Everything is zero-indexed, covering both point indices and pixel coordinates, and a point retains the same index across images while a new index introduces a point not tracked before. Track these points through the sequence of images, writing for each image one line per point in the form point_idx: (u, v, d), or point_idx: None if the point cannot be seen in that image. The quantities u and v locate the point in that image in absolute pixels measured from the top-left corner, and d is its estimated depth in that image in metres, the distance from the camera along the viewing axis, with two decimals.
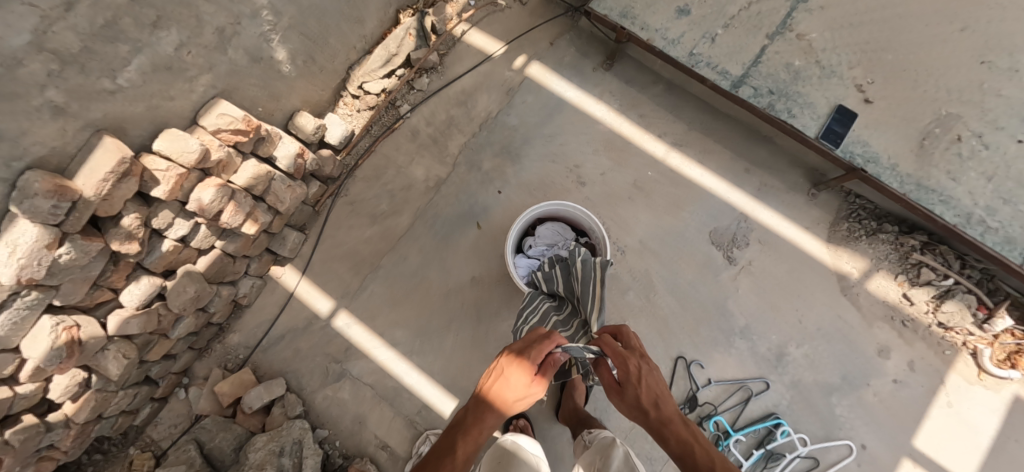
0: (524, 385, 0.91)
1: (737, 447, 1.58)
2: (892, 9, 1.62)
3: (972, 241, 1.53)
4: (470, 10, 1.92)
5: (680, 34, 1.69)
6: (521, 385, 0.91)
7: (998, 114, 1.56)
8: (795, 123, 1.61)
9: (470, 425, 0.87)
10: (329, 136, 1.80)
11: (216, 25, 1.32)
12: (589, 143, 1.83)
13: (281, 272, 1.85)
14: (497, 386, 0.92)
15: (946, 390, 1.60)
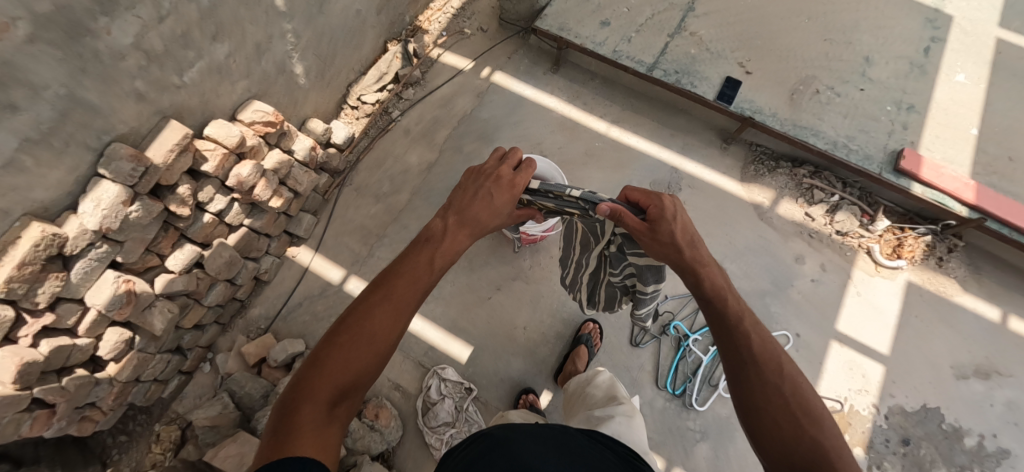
0: (499, 208, 1.01)
1: (697, 346, 1.90)
2: (752, 11, 2.23)
3: (843, 162, 1.98)
4: (443, 38, 2.45)
5: (604, 39, 2.21)
6: (496, 207, 1.01)
7: (842, 73, 2.11)
8: (698, 91, 2.10)
9: (445, 241, 0.94)
10: (335, 137, 2.18)
11: (255, 41, 1.76)
12: (546, 126, 2.28)
13: (296, 252, 2.19)
14: (477, 204, 0.99)
15: (853, 282, 1.97)
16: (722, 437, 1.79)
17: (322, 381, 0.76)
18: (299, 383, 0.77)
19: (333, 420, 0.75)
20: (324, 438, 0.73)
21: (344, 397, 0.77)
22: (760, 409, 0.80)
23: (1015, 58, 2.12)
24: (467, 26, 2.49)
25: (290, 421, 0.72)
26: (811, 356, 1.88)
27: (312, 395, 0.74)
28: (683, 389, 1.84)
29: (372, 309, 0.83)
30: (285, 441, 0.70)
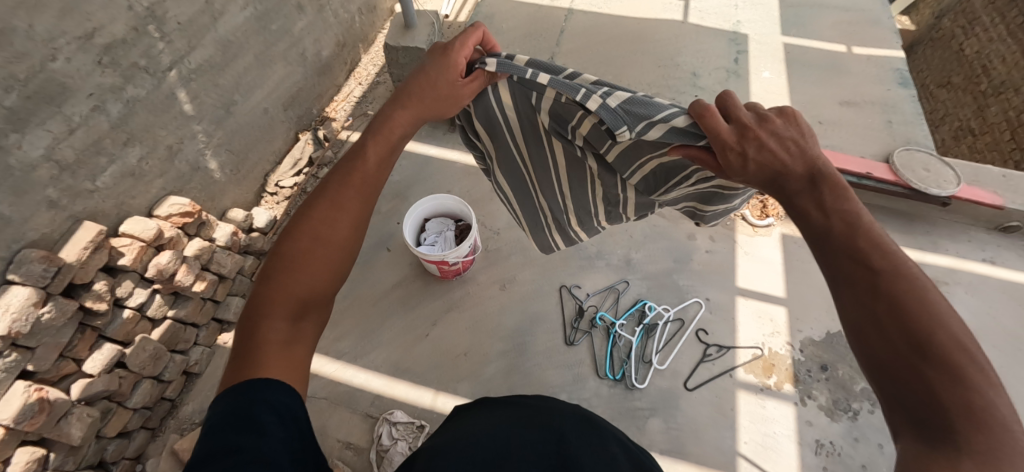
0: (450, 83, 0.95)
1: (625, 330, 2.00)
2: (598, 58, 2.76)
3: None
4: (349, 121, 2.80)
5: None
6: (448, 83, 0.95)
7: (679, 87, 2.60)
8: None
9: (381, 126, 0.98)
10: (257, 222, 2.34)
11: (167, 144, 1.94)
12: (454, 175, 2.53)
13: (228, 338, 2.20)
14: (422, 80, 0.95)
15: (740, 245, 2.22)
16: (670, 408, 1.84)
17: (280, 298, 0.84)
18: (256, 304, 0.84)
19: (299, 330, 0.85)
20: (292, 349, 0.83)
21: (304, 312, 0.87)
22: (867, 330, 0.65)
23: (800, 54, 2.73)
24: (370, 108, 2.87)
25: (254, 335, 0.80)
26: (724, 314, 2.04)
27: (274, 311, 0.83)
28: (622, 373, 1.91)
29: (326, 216, 0.92)
30: (251, 356, 0.78)
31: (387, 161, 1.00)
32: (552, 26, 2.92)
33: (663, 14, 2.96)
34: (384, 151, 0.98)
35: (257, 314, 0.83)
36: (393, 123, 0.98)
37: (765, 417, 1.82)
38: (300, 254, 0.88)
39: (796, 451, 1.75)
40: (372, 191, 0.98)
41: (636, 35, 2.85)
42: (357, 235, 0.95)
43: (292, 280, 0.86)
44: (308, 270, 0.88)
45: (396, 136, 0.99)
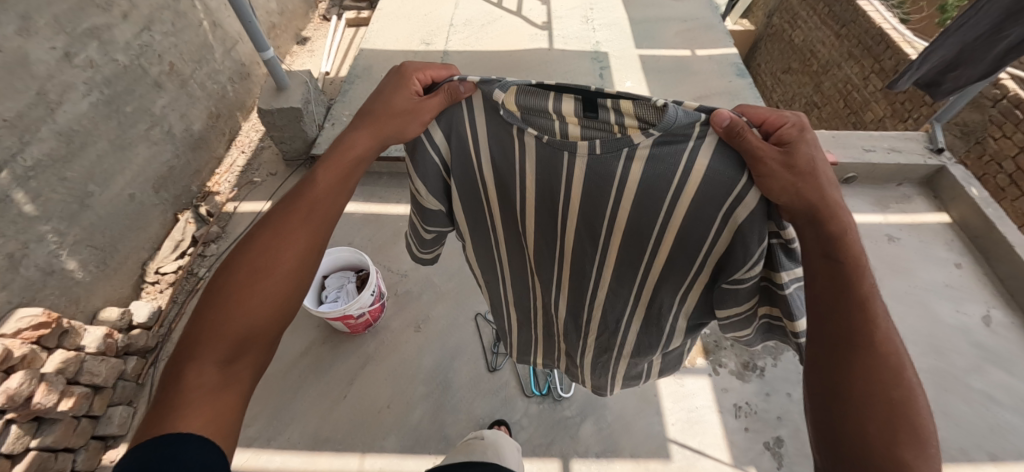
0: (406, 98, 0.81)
1: None
2: None
3: None
4: (235, 192, 2.68)
5: None
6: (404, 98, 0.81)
7: None
8: None
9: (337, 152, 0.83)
10: (136, 317, 2.12)
11: (6, 252, 1.74)
12: (353, 226, 2.47)
13: (114, 456, 1.90)
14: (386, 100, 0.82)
15: None
16: (598, 410, 1.86)
17: (207, 342, 0.69)
18: (180, 349, 0.69)
19: (231, 377, 0.69)
20: (221, 399, 0.67)
21: (238, 353, 0.71)
22: (861, 419, 0.59)
23: (654, 63, 3.05)
24: (257, 175, 2.76)
25: (174, 385, 0.65)
26: None
27: (198, 358, 0.67)
28: (547, 386, 1.90)
29: (279, 238, 0.76)
30: (170, 405, 0.64)
31: (340, 190, 0.83)
32: None
33: (531, 45, 3.20)
34: (338, 183, 0.82)
35: (179, 362, 0.68)
36: (349, 149, 0.82)
37: (686, 394, 1.90)
38: (232, 291, 0.72)
39: (718, 419, 1.84)
40: (325, 225, 0.81)
41: (509, 66, 3.04)
42: (311, 266, 0.79)
43: (225, 319, 0.71)
44: (241, 309, 0.71)
45: (353, 161, 0.83)
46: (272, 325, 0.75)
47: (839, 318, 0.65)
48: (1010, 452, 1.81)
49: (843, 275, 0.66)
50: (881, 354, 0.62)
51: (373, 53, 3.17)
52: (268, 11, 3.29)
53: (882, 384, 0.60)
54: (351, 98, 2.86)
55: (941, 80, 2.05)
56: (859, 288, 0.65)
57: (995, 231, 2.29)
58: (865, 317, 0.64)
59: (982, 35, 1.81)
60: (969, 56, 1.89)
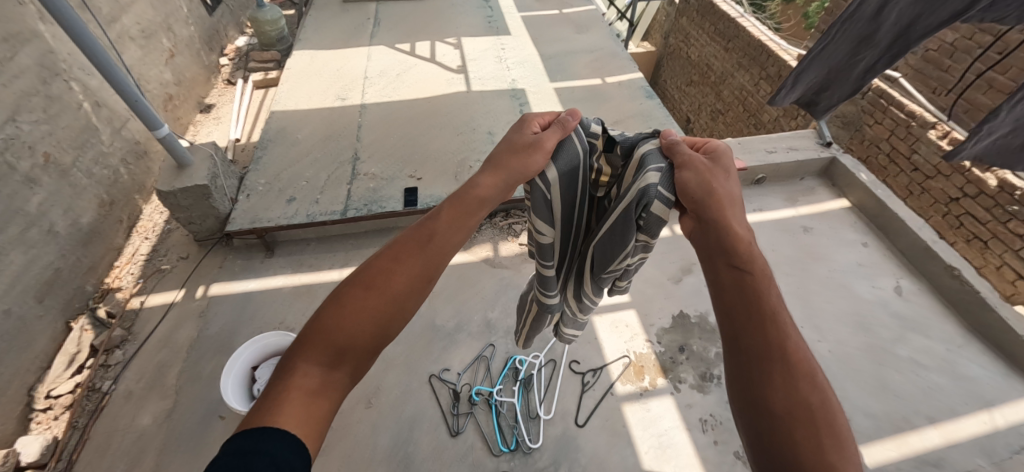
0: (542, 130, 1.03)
1: (505, 395, 1.94)
2: (400, 140, 2.84)
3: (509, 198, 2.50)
4: (139, 285, 2.39)
5: (293, 210, 2.44)
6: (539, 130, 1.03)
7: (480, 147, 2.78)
8: (387, 208, 2.43)
9: (468, 184, 0.97)
10: (25, 457, 1.78)
11: None
12: (283, 301, 2.28)
13: None
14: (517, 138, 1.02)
15: None
16: (570, 454, 1.80)
17: (319, 343, 0.74)
18: (296, 341, 0.76)
19: (329, 384, 0.73)
20: (316, 403, 0.70)
21: (342, 362, 0.75)
22: (784, 423, 0.63)
23: (569, 94, 3.18)
24: (165, 262, 2.49)
25: (285, 377, 0.71)
26: (587, 338, 2.12)
27: (307, 354, 0.73)
28: (515, 441, 1.81)
29: (397, 261, 0.85)
30: (276, 403, 0.68)
31: (457, 224, 0.92)
32: (348, 124, 2.96)
33: (449, 89, 3.22)
34: (456, 217, 0.92)
35: (293, 355, 0.74)
36: (475, 189, 0.95)
37: (653, 419, 1.89)
38: (354, 297, 0.79)
39: (687, 437, 1.84)
40: (440, 259, 0.88)
41: (430, 112, 3.03)
42: (421, 288, 0.85)
43: (340, 326, 0.77)
44: (356, 314, 0.77)
45: (477, 200, 0.94)
46: (378, 338, 0.79)
47: (753, 323, 0.72)
48: (945, 412, 1.95)
49: (745, 282, 0.76)
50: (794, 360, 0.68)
51: (285, 114, 3.03)
52: (162, 82, 3.06)
53: (801, 391, 0.65)
54: (266, 164, 2.69)
55: (816, 98, 2.06)
56: (760, 296, 0.74)
57: (888, 210, 2.56)
58: (767, 324, 0.71)
59: (842, 60, 1.81)
60: (836, 77, 1.89)
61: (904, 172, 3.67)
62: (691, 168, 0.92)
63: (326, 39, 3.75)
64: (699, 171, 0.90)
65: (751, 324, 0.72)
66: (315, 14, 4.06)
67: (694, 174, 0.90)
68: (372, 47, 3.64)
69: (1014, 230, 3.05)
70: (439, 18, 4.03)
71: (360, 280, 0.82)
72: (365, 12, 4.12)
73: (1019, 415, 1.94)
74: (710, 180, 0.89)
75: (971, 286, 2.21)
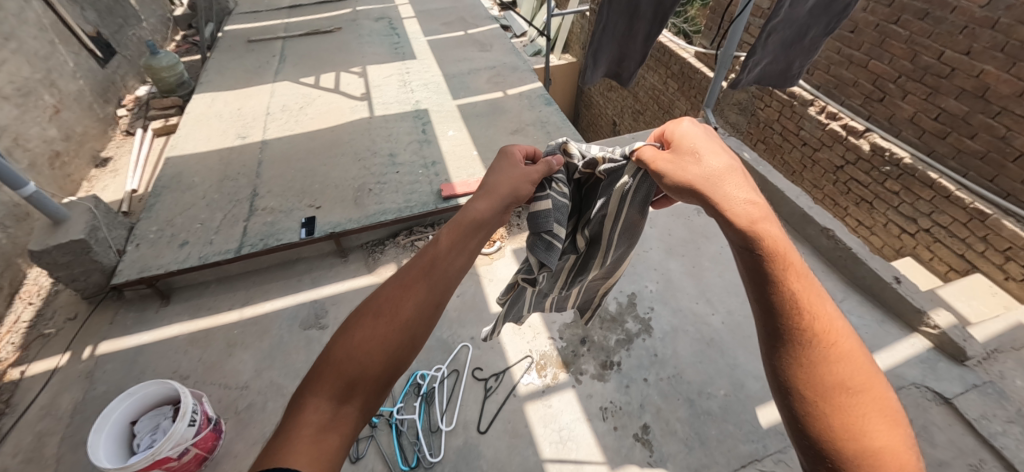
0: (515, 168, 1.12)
1: (407, 412, 1.90)
2: (301, 171, 2.83)
3: (410, 216, 2.52)
4: (21, 354, 2.26)
5: (185, 255, 2.37)
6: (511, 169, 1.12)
7: (381, 169, 2.80)
8: (284, 240, 2.39)
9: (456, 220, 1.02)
10: None
11: None
12: (177, 349, 2.17)
13: None
14: (489, 183, 1.08)
15: (484, 275, 2.43)
16: (471, 462, 1.78)
17: (329, 378, 0.80)
18: (307, 380, 0.82)
19: (340, 418, 0.77)
20: (328, 438, 0.75)
21: (352, 395, 0.80)
22: (835, 400, 0.73)
23: (470, 110, 3.29)
24: (50, 325, 2.35)
25: (295, 417, 0.76)
26: (490, 344, 2.14)
27: (321, 388, 0.79)
28: (415, 458, 1.78)
29: (405, 289, 0.91)
30: (284, 441, 0.73)
31: (463, 245, 0.99)
32: (248, 160, 2.93)
33: (352, 116, 3.26)
34: (459, 239, 0.99)
35: (307, 391, 0.80)
36: (471, 213, 1.02)
37: (554, 415, 1.90)
38: (365, 325, 0.86)
39: (588, 427, 1.86)
40: (445, 280, 0.94)
41: (332, 140, 3.05)
42: (429, 314, 0.90)
43: (354, 353, 0.83)
44: (363, 347, 0.83)
45: (474, 222, 1.01)
46: (381, 367, 0.84)
47: (783, 311, 0.80)
48: None
49: (770, 268, 0.82)
50: (829, 336, 0.78)
51: (181, 158, 2.96)
52: (46, 140, 2.92)
53: (837, 370, 0.76)
54: (158, 212, 2.61)
55: (617, 71, 2.38)
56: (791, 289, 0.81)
57: (769, 183, 2.74)
58: (801, 309, 0.80)
59: (623, 34, 2.20)
60: (628, 47, 2.24)
61: (797, 147, 4.00)
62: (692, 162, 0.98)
63: (229, 80, 3.73)
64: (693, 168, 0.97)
65: (783, 313, 0.80)
66: (217, 56, 4.03)
67: (671, 167, 0.98)
68: (276, 84, 3.65)
69: (890, 188, 3.36)
70: (345, 50, 4.09)
71: (372, 313, 0.88)
72: (270, 49, 4.14)
73: (894, 358, 2.07)
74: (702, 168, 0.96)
75: (844, 244, 2.39)
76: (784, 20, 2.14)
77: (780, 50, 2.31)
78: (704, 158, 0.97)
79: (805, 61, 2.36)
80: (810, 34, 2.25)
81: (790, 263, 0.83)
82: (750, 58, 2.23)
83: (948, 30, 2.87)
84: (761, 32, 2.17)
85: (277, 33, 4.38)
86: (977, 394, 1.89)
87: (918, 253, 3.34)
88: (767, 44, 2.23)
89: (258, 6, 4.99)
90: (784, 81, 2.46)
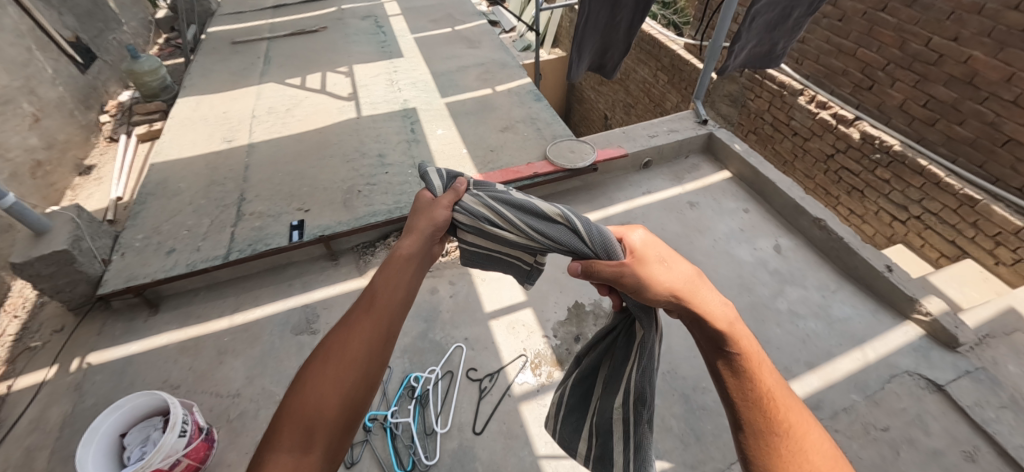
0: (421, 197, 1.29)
1: (401, 415, 1.88)
2: (289, 174, 2.79)
3: (400, 218, 2.49)
4: (8, 368, 2.23)
5: (172, 262, 2.33)
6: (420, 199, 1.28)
7: (370, 171, 2.77)
8: (273, 245, 2.37)
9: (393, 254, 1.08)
10: None
11: None
12: (167, 359, 2.14)
13: None
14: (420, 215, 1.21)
15: (476, 275, 2.40)
16: (467, 464, 1.77)
17: (289, 429, 0.81)
18: (266, 432, 0.83)
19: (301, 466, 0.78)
20: None
21: (312, 443, 0.81)
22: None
23: (458, 108, 3.25)
24: (36, 338, 2.32)
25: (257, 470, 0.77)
26: (483, 344, 2.12)
27: (283, 443, 0.80)
28: (411, 462, 1.76)
29: (350, 322, 0.95)
30: None
31: (402, 276, 1.04)
32: (235, 164, 2.89)
33: (340, 117, 3.22)
34: (399, 270, 1.05)
35: (266, 447, 0.80)
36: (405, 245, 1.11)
37: None
38: (316, 376, 0.87)
39: None
40: (391, 313, 0.97)
41: (320, 142, 3.01)
42: (381, 344, 0.93)
43: (309, 398, 0.84)
44: (318, 394, 0.85)
45: (407, 255, 1.09)
46: (339, 410, 0.85)
47: (753, 400, 0.82)
48: (821, 356, 2.06)
49: (738, 362, 0.85)
50: (798, 428, 0.79)
51: (167, 164, 2.91)
52: (27, 148, 2.87)
53: (809, 458, 0.76)
54: (144, 220, 2.57)
55: (603, 63, 2.49)
56: (756, 382, 0.84)
57: (761, 175, 2.73)
58: (772, 397, 0.83)
59: (607, 24, 2.26)
60: (612, 38, 2.34)
61: (788, 137, 4.01)
62: (630, 264, 1.03)
63: (213, 83, 3.66)
64: (642, 267, 1.01)
65: (749, 402, 0.82)
66: (201, 58, 3.96)
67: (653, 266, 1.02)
68: (262, 86, 3.59)
69: (880, 176, 3.37)
70: (331, 49, 4.04)
71: (320, 357, 0.90)
72: (255, 51, 4.08)
73: (887, 347, 2.07)
74: (673, 274, 0.99)
75: (835, 234, 2.39)
76: (769, 3, 2.14)
77: (764, 32, 2.32)
78: (672, 266, 1.01)
79: (790, 41, 2.44)
80: (794, 15, 2.30)
81: (757, 359, 0.87)
82: (738, 42, 2.22)
83: (936, 16, 2.85)
84: (746, 15, 2.13)
85: (262, 34, 4.32)
86: (970, 381, 1.90)
87: (909, 240, 3.36)
88: (751, 28, 2.21)
89: (241, 6, 4.91)
90: (769, 63, 2.52)
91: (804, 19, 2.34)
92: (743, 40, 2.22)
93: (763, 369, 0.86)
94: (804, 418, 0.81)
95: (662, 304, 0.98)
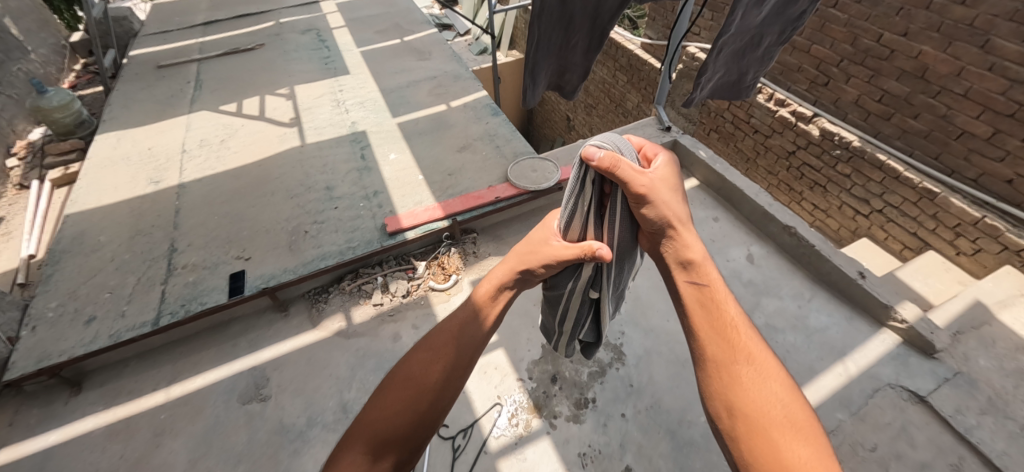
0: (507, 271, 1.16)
1: None
2: (226, 217, 2.52)
3: (352, 259, 2.29)
4: None
5: (94, 333, 2.05)
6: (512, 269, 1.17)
7: (317, 207, 2.54)
8: (211, 303, 2.11)
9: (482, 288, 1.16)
10: None
11: None
12: (94, 448, 1.88)
13: None
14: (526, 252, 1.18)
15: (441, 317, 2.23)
16: None
17: (362, 438, 0.94)
18: (347, 434, 0.97)
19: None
20: None
21: (383, 454, 0.92)
22: (754, 410, 0.86)
23: (411, 129, 3.05)
24: None
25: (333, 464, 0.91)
26: None
27: (356, 450, 0.92)
28: None
29: (430, 350, 1.05)
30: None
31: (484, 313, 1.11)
32: (163, 210, 2.59)
33: (282, 146, 2.96)
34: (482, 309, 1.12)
35: (342, 447, 0.94)
36: (492, 280, 1.16)
37: (530, 469, 1.75)
38: (397, 394, 0.98)
39: None
40: (470, 349, 1.05)
41: (260, 177, 2.75)
42: (451, 380, 1.01)
43: (384, 414, 0.96)
44: (392, 411, 0.96)
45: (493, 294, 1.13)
46: (408, 429, 0.95)
47: (718, 330, 0.97)
48: (804, 374, 2.00)
49: (707, 295, 0.99)
50: (755, 356, 0.93)
51: (84, 214, 2.59)
52: None
53: (762, 385, 0.89)
54: (57, 284, 2.25)
55: (559, 83, 2.34)
56: (721, 311, 0.98)
57: (728, 181, 2.67)
58: (736, 328, 0.97)
59: (561, 45, 2.11)
60: (568, 60, 2.20)
61: (749, 135, 4.00)
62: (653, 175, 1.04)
63: (137, 114, 3.31)
64: (664, 188, 1.05)
65: (717, 333, 0.96)
66: (122, 87, 3.58)
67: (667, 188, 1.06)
68: (193, 115, 3.27)
69: (842, 171, 3.39)
70: (270, 69, 3.73)
71: (400, 380, 1.01)
72: (184, 75, 3.73)
73: (867, 358, 2.03)
74: (675, 203, 1.05)
75: (805, 241, 2.35)
76: (738, 33, 2.05)
77: (733, 59, 2.23)
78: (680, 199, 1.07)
79: (757, 71, 2.36)
80: (764, 43, 2.21)
81: (724, 297, 1.01)
82: (704, 75, 2.15)
83: (885, 12, 2.86)
84: (713, 48, 2.04)
85: (191, 55, 3.96)
86: (950, 388, 1.87)
87: (873, 233, 3.40)
88: (718, 57, 2.11)
89: (168, 24, 4.50)
90: (737, 93, 2.45)
91: (773, 50, 2.27)
92: (710, 69, 2.11)
93: (732, 300, 1.01)
94: (765, 351, 0.95)
95: (654, 224, 1.05)
